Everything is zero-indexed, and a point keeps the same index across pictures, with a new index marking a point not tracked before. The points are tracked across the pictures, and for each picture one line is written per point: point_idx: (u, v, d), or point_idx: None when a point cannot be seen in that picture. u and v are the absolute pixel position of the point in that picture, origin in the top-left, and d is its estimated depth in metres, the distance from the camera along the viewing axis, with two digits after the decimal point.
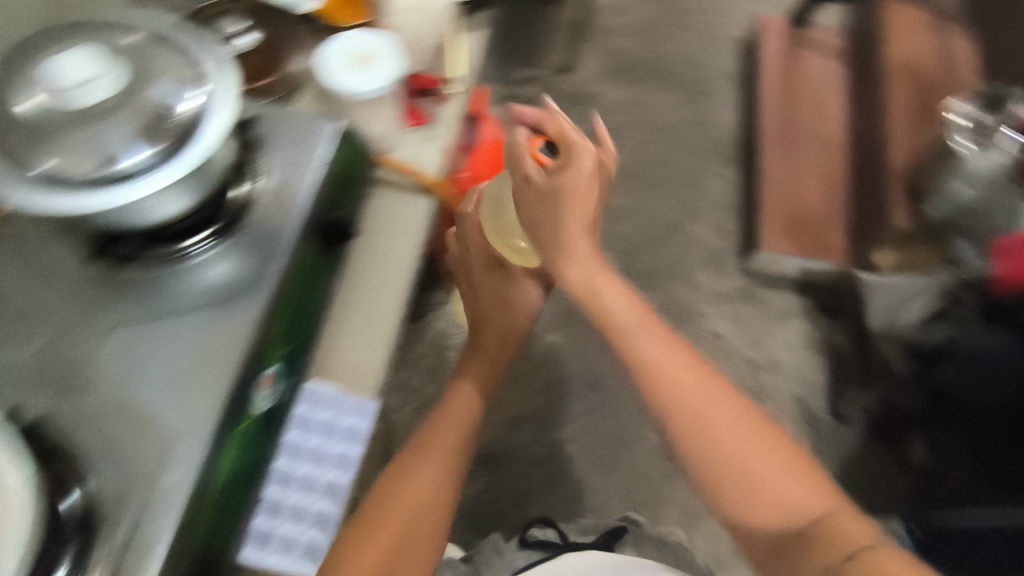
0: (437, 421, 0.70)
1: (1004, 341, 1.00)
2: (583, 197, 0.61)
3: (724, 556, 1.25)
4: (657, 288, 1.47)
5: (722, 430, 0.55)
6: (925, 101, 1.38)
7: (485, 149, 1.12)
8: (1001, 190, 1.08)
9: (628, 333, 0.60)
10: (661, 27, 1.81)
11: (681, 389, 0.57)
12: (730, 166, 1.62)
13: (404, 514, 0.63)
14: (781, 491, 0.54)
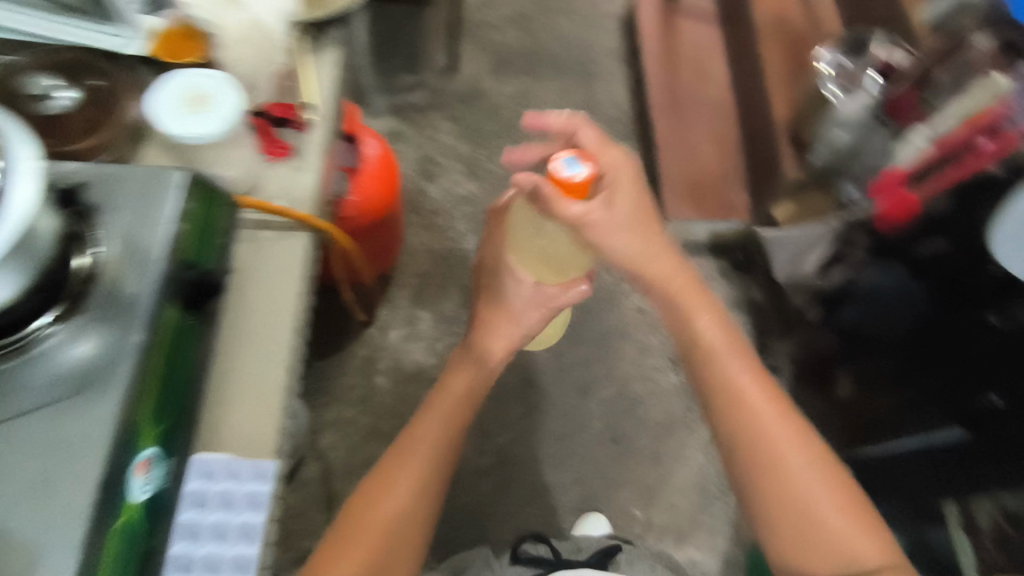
0: (430, 433, 0.76)
1: (897, 283, 1.03)
2: (631, 215, 0.74)
3: (681, 525, 1.28)
4: None
5: (793, 467, 0.67)
6: (794, 58, 1.45)
7: (372, 166, 1.10)
8: (869, 130, 1.13)
9: (724, 357, 0.73)
10: (540, 14, 1.81)
11: (760, 423, 0.69)
12: (628, 143, 1.65)
13: (404, 525, 0.70)
14: (834, 530, 0.65)
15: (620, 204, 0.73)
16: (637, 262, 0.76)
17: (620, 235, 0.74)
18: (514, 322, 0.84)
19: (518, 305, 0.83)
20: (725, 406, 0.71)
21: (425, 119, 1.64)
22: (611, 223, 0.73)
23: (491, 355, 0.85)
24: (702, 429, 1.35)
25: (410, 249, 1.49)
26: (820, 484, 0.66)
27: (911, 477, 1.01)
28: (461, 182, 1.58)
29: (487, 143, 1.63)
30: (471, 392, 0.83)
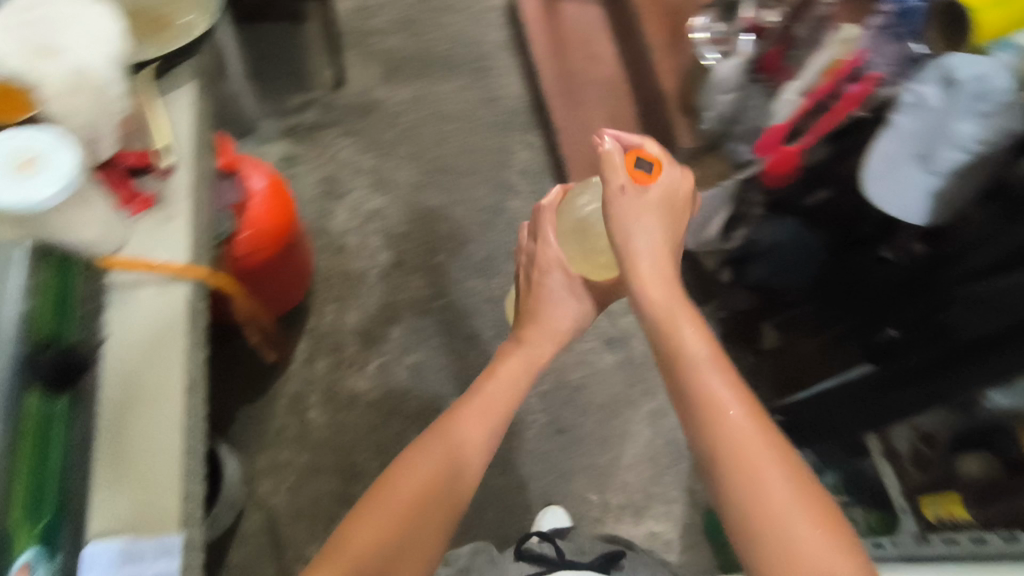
0: (495, 394, 0.78)
1: (794, 235, 1.03)
2: (670, 203, 0.76)
3: (638, 501, 1.29)
4: (498, 273, 1.49)
5: (767, 475, 0.58)
6: (675, 27, 1.47)
7: (259, 200, 1.07)
8: (747, 91, 1.17)
9: (697, 366, 0.65)
10: (423, 14, 1.78)
11: (732, 423, 0.60)
12: (530, 134, 1.66)
13: (425, 513, 0.65)
14: (812, 548, 0.54)
15: (654, 191, 0.75)
16: (655, 251, 0.73)
17: (649, 216, 0.74)
18: (552, 314, 0.85)
19: (557, 298, 0.85)
20: (696, 412, 0.63)
21: (320, 138, 1.59)
22: (649, 203, 0.74)
23: (543, 348, 0.85)
24: (643, 404, 1.36)
25: (326, 274, 1.45)
26: (799, 503, 0.56)
27: (830, 414, 1.03)
28: (368, 197, 1.54)
29: (388, 153, 1.59)
30: (517, 386, 0.80)
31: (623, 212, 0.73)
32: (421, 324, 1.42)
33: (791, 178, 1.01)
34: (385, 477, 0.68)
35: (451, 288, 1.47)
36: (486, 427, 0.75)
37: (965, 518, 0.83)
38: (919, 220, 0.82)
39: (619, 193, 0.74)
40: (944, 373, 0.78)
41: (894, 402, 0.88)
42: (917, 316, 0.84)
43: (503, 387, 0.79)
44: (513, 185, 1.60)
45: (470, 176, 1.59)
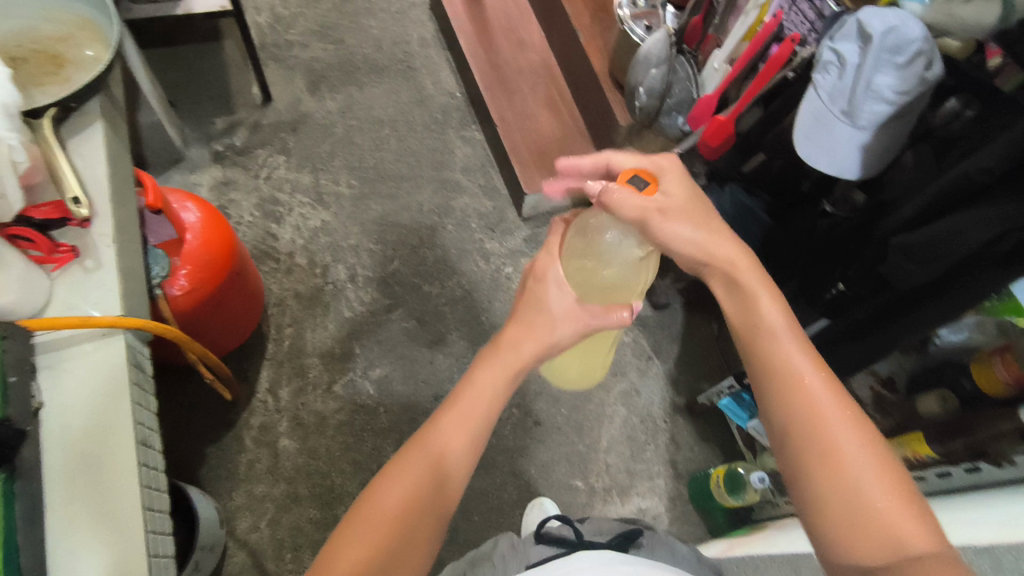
0: (468, 418, 0.66)
1: (756, 203, 1.05)
2: (695, 197, 0.68)
3: (622, 481, 1.30)
4: (454, 272, 1.48)
5: (843, 441, 0.54)
6: (596, 6, 1.47)
7: (194, 233, 1.03)
8: (673, 60, 1.16)
9: (773, 333, 0.61)
10: (343, 18, 1.74)
11: (805, 387, 0.57)
12: (468, 129, 1.65)
13: (411, 527, 0.59)
14: (884, 516, 0.50)
15: (676, 193, 0.67)
16: (703, 248, 0.66)
17: (683, 217, 0.65)
18: (550, 329, 0.69)
19: (559, 313, 0.69)
20: (765, 375, 0.60)
21: (252, 160, 1.54)
22: (675, 208, 0.65)
23: (521, 351, 0.69)
24: (615, 384, 1.37)
25: (278, 298, 1.40)
26: (871, 466, 0.52)
27: None
28: (311, 214, 1.50)
29: (326, 166, 1.56)
30: (497, 396, 0.68)
31: (661, 229, 0.64)
32: (383, 335, 1.40)
33: (721, 150, 1.02)
34: (387, 471, 0.62)
35: (409, 295, 1.44)
36: (465, 433, 0.65)
37: (932, 457, 0.84)
38: (853, 175, 0.83)
39: (652, 213, 0.63)
40: (898, 317, 0.81)
41: (858, 347, 0.89)
42: (861, 268, 0.85)
43: (483, 395, 0.67)
44: (458, 183, 1.58)
45: (413, 179, 1.57)
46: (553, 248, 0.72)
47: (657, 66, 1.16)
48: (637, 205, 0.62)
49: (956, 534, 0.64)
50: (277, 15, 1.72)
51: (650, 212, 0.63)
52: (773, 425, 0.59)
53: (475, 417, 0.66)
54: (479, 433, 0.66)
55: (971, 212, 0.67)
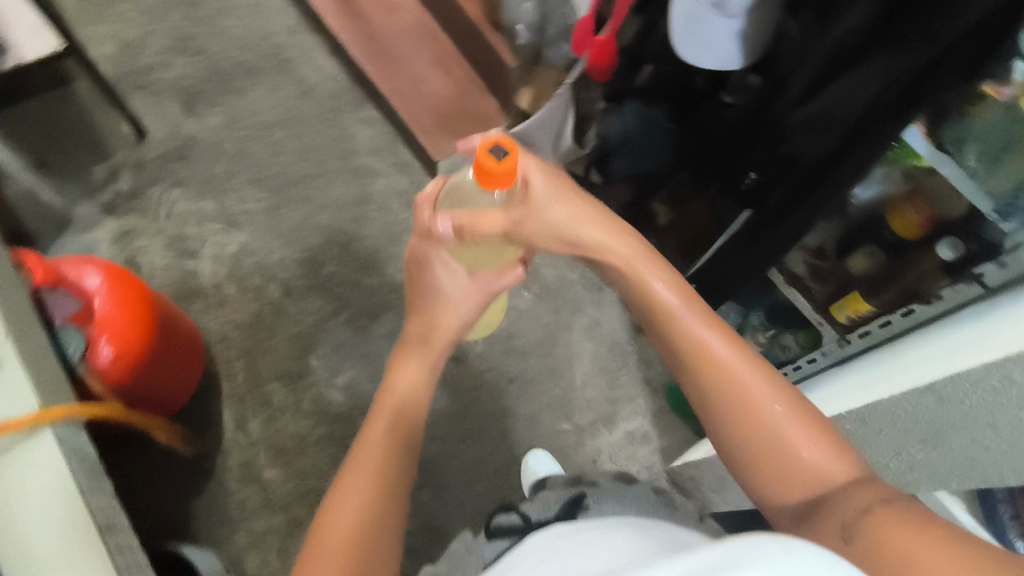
0: (401, 414, 0.73)
1: (660, 115, 1.01)
2: (564, 187, 0.72)
3: (605, 411, 1.33)
4: (390, 257, 1.45)
5: (758, 397, 0.59)
6: None
7: (107, 300, 0.98)
8: None
9: (676, 314, 0.65)
10: (197, 26, 1.62)
11: (718, 359, 0.62)
12: (362, 108, 1.58)
13: (380, 522, 0.63)
14: (809, 459, 0.56)
15: (539, 189, 0.70)
16: (571, 239, 0.71)
17: (552, 213, 0.70)
18: (454, 310, 0.76)
19: (456, 293, 0.76)
20: (678, 357, 0.64)
21: (148, 201, 1.45)
22: (532, 213, 0.70)
23: (433, 339, 0.77)
24: (576, 323, 1.39)
25: (219, 334, 1.35)
26: (788, 417, 0.58)
27: (729, 270, 1.05)
28: (227, 239, 1.43)
29: (228, 187, 1.48)
30: (418, 389, 0.76)
31: (524, 225, 0.70)
32: (338, 338, 1.37)
33: (615, 71, 1.03)
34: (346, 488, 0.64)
35: (352, 294, 1.41)
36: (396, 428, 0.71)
37: (870, 310, 0.89)
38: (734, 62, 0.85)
39: (506, 229, 0.70)
40: (804, 198, 0.83)
41: (784, 231, 0.90)
42: (767, 154, 0.86)
43: (410, 390, 0.75)
44: (369, 167, 1.53)
45: (322, 175, 1.52)
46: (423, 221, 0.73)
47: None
48: (490, 228, 0.69)
49: (896, 380, 0.66)
50: (125, 41, 1.59)
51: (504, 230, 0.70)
52: (693, 393, 0.63)
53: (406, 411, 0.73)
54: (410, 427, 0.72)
55: (827, 97, 0.71)
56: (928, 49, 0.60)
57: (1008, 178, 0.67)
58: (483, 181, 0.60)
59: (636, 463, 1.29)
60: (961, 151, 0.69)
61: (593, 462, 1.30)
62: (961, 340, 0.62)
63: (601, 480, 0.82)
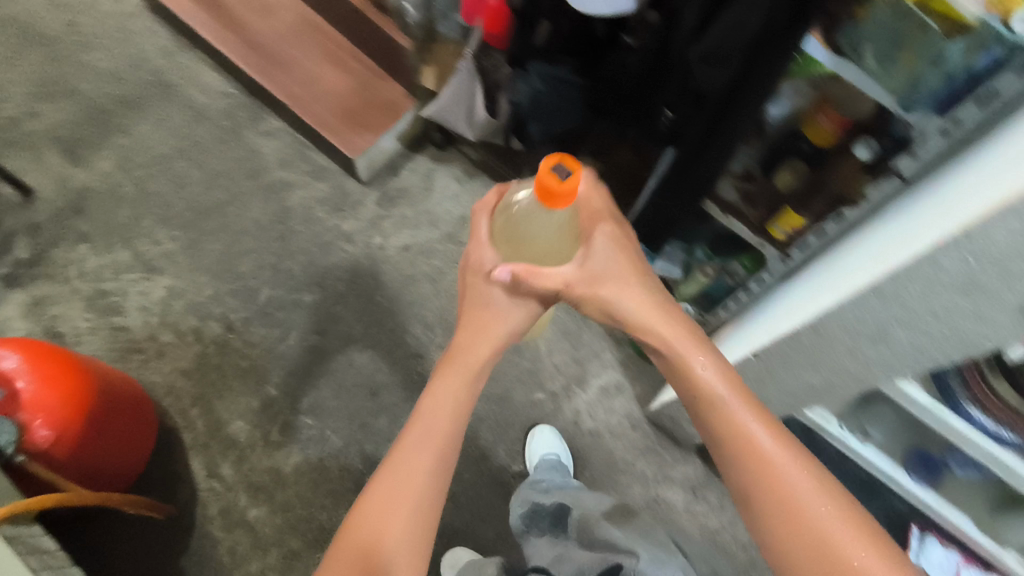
0: (393, 523, 0.63)
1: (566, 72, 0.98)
2: (623, 262, 0.71)
3: (576, 371, 1.34)
4: (328, 267, 1.40)
5: (805, 496, 0.60)
6: None
7: (29, 376, 0.92)
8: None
9: (718, 400, 0.66)
10: (61, 66, 1.50)
11: (765, 455, 0.62)
12: (263, 120, 1.50)
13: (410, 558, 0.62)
14: (858, 563, 0.57)
15: (596, 259, 0.70)
16: (621, 284, 0.70)
17: (609, 288, 0.70)
18: (502, 320, 0.73)
19: (503, 306, 0.73)
20: (721, 449, 0.65)
21: (53, 264, 1.35)
22: (592, 276, 0.69)
23: (478, 354, 0.73)
24: None
25: (166, 386, 1.28)
26: (837, 520, 0.59)
27: (664, 212, 1.04)
28: (150, 286, 1.35)
29: (138, 232, 1.39)
30: (458, 404, 0.71)
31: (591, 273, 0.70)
32: (293, 361, 1.32)
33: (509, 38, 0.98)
34: (381, 523, 0.63)
35: (296, 315, 1.36)
36: (439, 447, 0.68)
37: (804, 224, 0.90)
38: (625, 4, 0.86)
39: (562, 288, 0.69)
40: (717, 129, 0.82)
41: (705, 165, 0.88)
42: (676, 92, 0.84)
43: (414, 490, 0.65)
44: (285, 180, 1.46)
45: (237, 197, 1.44)
46: (482, 237, 0.70)
47: None
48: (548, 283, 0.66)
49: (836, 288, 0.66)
50: None
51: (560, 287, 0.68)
52: (734, 482, 0.65)
53: (403, 506, 0.64)
54: (450, 444, 0.69)
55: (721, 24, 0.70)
56: None
57: (905, 74, 0.62)
58: (546, 201, 0.54)
59: (616, 414, 1.31)
60: (857, 53, 0.64)
61: (575, 423, 1.30)
62: (892, 236, 0.61)
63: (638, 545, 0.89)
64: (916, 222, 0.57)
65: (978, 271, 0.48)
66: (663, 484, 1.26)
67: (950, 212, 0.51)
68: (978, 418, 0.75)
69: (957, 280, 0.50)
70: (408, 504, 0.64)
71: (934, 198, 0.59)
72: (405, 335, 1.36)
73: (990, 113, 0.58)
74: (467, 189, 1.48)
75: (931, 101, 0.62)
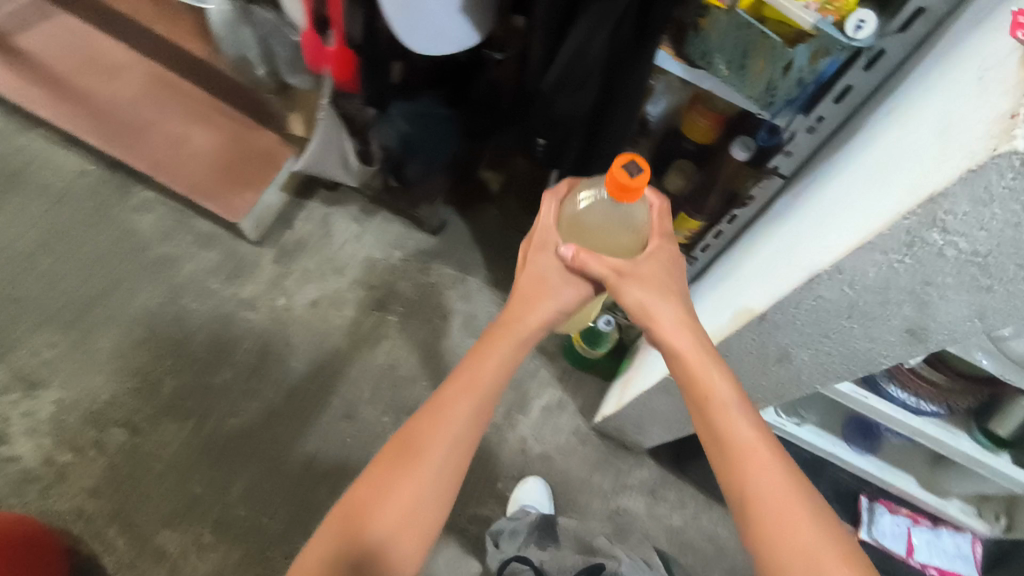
0: (404, 488, 0.58)
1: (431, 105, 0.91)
2: (667, 273, 0.63)
3: (515, 397, 1.29)
4: (233, 340, 1.30)
5: (802, 529, 0.51)
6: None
7: None
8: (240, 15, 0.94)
9: (728, 410, 0.58)
10: None
11: (770, 478, 0.54)
12: (131, 194, 1.38)
13: (420, 520, 0.58)
14: None
15: (646, 264, 0.63)
16: (664, 292, 0.63)
17: (655, 292, 0.62)
18: (555, 298, 0.66)
19: (559, 281, 0.66)
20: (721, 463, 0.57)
21: None
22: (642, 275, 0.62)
23: (526, 322, 0.65)
24: (452, 326, 1.35)
25: (74, 510, 1.16)
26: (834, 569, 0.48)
27: None
28: (36, 403, 1.22)
29: (9, 345, 1.25)
30: (500, 366, 0.64)
31: (640, 274, 0.62)
32: (214, 449, 1.23)
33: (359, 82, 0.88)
34: (400, 475, 0.58)
35: (208, 399, 1.26)
36: (472, 404, 0.62)
37: (702, 226, 0.85)
38: (474, 40, 0.74)
39: (611, 278, 0.62)
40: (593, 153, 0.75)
41: None
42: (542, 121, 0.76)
43: (432, 466, 0.59)
44: (169, 255, 1.34)
45: (117, 284, 1.31)
46: (548, 221, 0.67)
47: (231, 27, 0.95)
48: (603, 268, 0.61)
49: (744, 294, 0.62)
50: None
51: (609, 277, 0.62)
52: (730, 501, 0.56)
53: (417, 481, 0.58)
54: (483, 404, 0.63)
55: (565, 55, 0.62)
56: None
57: (760, 81, 0.56)
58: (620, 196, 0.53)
59: (563, 433, 1.27)
60: (710, 62, 0.58)
61: (523, 451, 1.26)
62: (782, 245, 0.58)
63: (622, 551, 0.93)
64: (801, 232, 0.53)
65: (858, 300, 0.44)
66: (622, 494, 1.24)
67: (828, 227, 0.47)
68: (899, 395, 0.74)
69: (840, 307, 0.46)
70: (432, 464, 0.59)
71: (817, 201, 0.55)
72: (331, 397, 1.28)
73: (848, 108, 0.56)
74: (369, 227, 1.40)
75: (793, 104, 0.58)
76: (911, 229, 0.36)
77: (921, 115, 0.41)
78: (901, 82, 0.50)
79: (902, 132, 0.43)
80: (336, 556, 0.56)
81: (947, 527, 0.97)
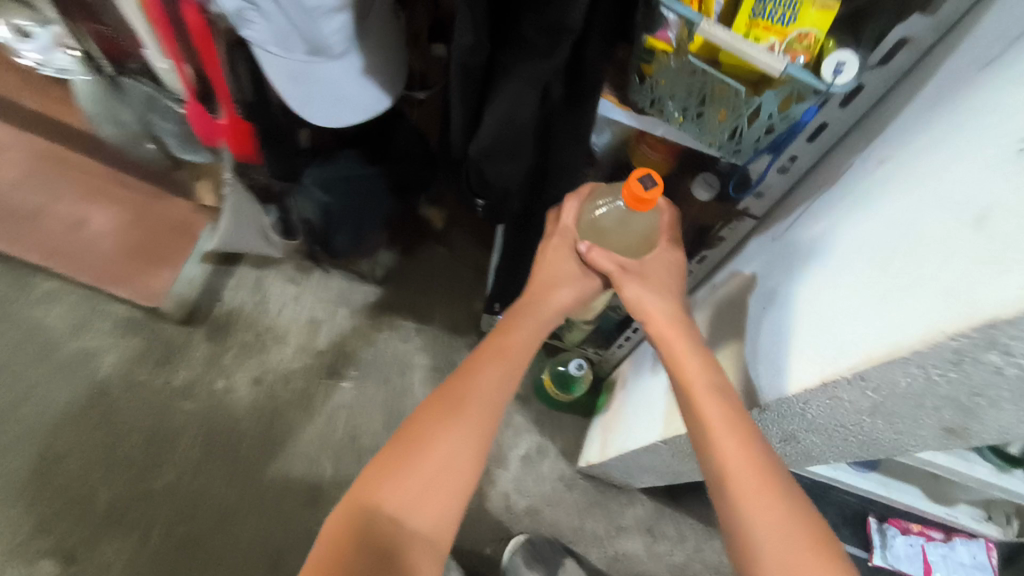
0: (437, 453, 0.53)
1: (348, 164, 0.80)
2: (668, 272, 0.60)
3: (492, 449, 1.20)
4: (172, 435, 1.17)
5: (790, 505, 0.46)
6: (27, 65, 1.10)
7: None
8: (112, 99, 0.86)
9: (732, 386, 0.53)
10: None
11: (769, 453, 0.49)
12: (31, 286, 1.22)
13: (439, 490, 0.53)
14: None
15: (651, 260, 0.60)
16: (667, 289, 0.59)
17: (660, 284, 0.59)
18: (566, 290, 0.62)
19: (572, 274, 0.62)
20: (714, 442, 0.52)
21: None
22: (647, 275, 0.59)
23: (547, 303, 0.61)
24: (413, 382, 1.24)
25: None
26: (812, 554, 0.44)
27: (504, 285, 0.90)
28: None
29: None
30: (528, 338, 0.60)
31: (642, 271, 0.59)
32: (165, 563, 1.09)
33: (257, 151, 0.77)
34: (424, 439, 0.53)
35: (151, 508, 1.12)
36: (502, 373, 0.57)
37: None
38: (386, 102, 0.67)
39: (615, 273, 0.59)
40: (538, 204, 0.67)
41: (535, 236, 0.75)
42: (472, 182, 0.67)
43: (463, 437, 0.53)
44: (84, 350, 1.19)
45: (29, 393, 1.16)
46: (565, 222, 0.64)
47: (110, 110, 0.87)
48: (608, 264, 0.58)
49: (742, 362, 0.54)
50: None
51: (614, 273, 0.59)
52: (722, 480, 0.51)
53: (451, 448, 0.53)
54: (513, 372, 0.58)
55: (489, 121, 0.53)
56: (561, 46, 0.43)
57: (721, 129, 0.48)
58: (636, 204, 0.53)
59: (547, 481, 1.19)
60: (660, 109, 0.50)
61: (508, 507, 1.17)
62: (772, 307, 0.50)
63: None
64: (786, 302, 0.46)
65: (884, 402, 0.37)
66: (618, 537, 1.16)
67: (828, 308, 0.40)
68: None
69: (862, 408, 0.38)
70: (459, 427, 0.54)
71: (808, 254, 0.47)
72: (289, 482, 1.16)
73: (823, 144, 0.49)
74: (307, 287, 1.28)
75: (766, 146, 0.49)
76: (962, 349, 0.28)
77: (940, 184, 0.33)
78: (890, 118, 0.42)
79: (908, 201, 0.36)
80: (370, 516, 0.51)
81: (960, 537, 0.92)
